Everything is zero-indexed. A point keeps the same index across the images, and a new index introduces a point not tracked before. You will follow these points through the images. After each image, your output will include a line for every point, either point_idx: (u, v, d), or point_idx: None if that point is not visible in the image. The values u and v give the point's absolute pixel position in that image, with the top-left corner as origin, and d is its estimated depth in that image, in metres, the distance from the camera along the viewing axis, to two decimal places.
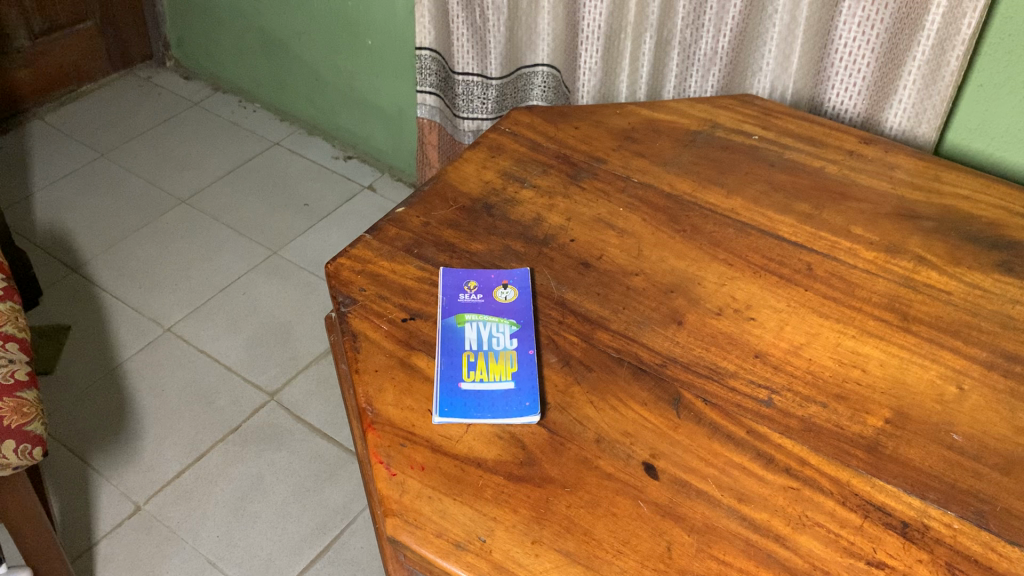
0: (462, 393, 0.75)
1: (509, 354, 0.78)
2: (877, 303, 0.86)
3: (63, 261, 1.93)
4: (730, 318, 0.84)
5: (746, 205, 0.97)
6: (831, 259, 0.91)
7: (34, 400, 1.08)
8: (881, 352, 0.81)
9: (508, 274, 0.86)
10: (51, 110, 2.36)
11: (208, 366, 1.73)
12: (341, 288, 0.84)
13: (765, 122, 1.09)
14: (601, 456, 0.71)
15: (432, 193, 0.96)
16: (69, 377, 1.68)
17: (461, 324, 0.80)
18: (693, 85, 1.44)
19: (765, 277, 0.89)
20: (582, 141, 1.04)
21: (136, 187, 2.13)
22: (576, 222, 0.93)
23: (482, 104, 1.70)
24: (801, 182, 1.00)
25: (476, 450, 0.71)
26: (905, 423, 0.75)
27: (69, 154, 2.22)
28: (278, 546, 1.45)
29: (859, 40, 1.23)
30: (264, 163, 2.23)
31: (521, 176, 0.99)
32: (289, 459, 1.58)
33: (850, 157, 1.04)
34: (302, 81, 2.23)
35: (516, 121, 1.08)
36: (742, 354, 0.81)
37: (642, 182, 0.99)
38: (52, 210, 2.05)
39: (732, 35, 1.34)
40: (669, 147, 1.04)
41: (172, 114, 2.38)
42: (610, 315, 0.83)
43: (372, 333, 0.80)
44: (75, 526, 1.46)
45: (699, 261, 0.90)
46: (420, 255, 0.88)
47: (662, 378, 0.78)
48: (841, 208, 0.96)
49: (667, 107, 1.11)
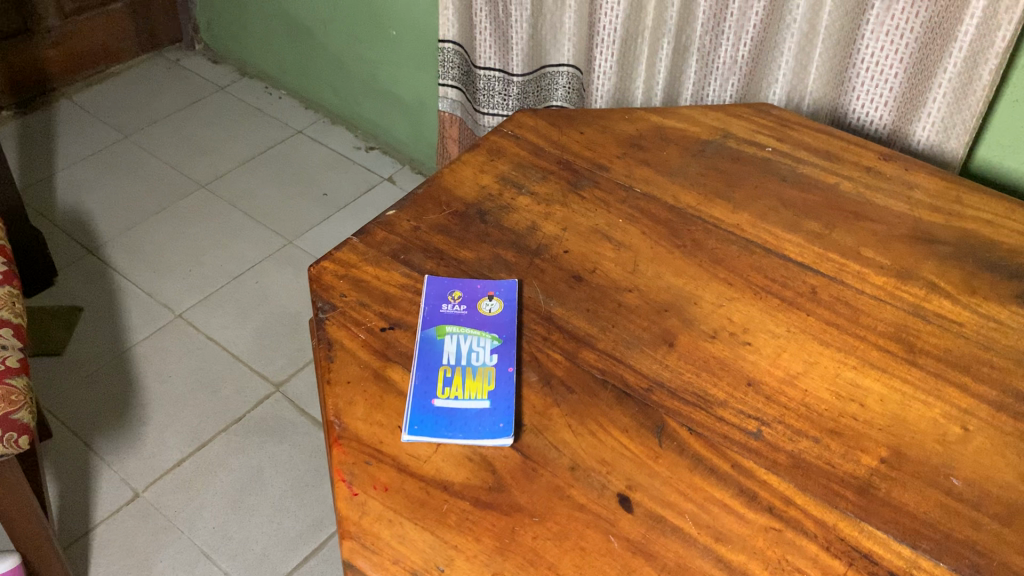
0: (433, 410, 0.72)
1: (487, 371, 0.75)
2: (882, 332, 0.82)
3: (81, 242, 1.93)
4: (725, 342, 0.80)
5: (752, 221, 0.92)
6: (838, 282, 0.86)
7: (24, 387, 1.07)
8: (882, 386, 0.77)
9: (495, 285, 0.82)
10: (78, 89, 2.37)
11: (216, 354, 1.72)
12: (322, 293, 0.81)
13: (780, 133, 1.04)
14: (575, 485, 0.68)
15: (425, 196, 0.93)
16: (78, 358, 1.69)
17: (441, 336, 0.77)
18: (712, 93, 1.39)
19: (766, 298, 0.84)
20: (585, 147, 1.00)
21: (156, 171, 2.13)
22: (572, 232, 0.90)
23: (503, 100, 1.67)
24: (813, 199, 0.95)
25: (443, 472, 0.68)
26: (901, 463, 0.71)
27: (93, 135, 2.22)
28: (274, 541, 1.43)
29: (888, 50, 1.18)
30: (286, 150, 2.22)
31: (519, 182, 0.95)
32: (291, 453, 1.56)
33: (867, 174, 0.99)
34: (327, 69, 2.21)
35: (520, 123, 1.04)
36: (734, 381, 0.77)
37: (646, 192, 0.95)
38: (73, 190, 2.05)
39: (752, 44, 1.30)
40: (677, 157, 1.00)
41: (197, 98, 2.38)
42: (598, 334, 0.80)
43: (348, 342, 0.77)
44: (72, 510, 1.45)
45: (698, 279, 0.86)
46: (406, 262, 0.85)
47: (646, 404, 0.74)
48: (853, 228, 0.92)
49: (678, 114, 1.07)
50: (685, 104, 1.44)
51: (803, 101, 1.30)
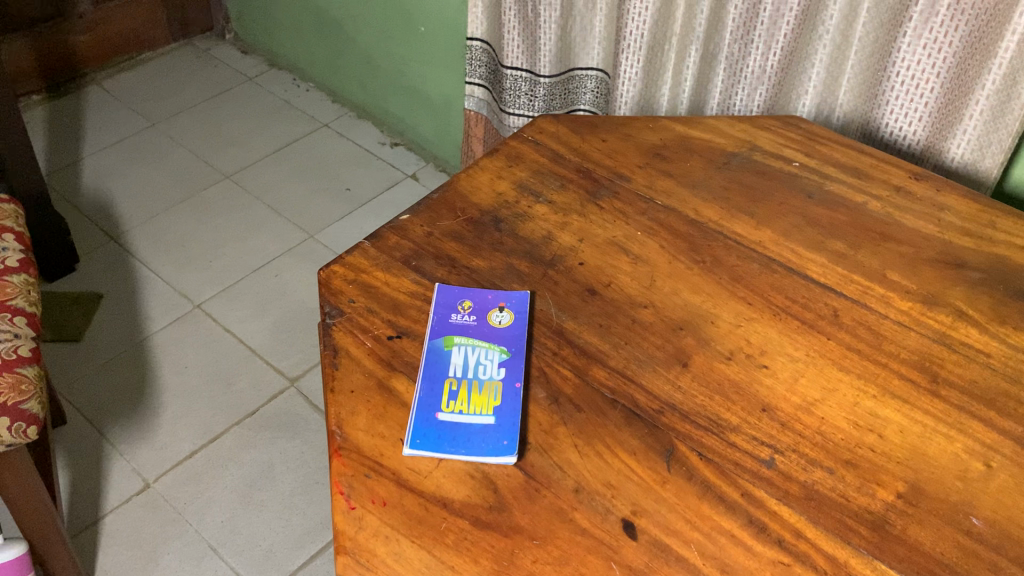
0: (437, 424, 0.70)
1: (494, 385, 0.73)
2: (905, 360, 0.79)
3: (103, 229, 1.94)
4: (741, 364, 0.78)
5: (775, 239, 0.90)
6: (861, 306, 0.84)
7: (35, 376, 1.07)
8: (902, 417, 0.75)
9: (506, 296, 0.81)
10: (108, 75, 2.38)
11: (232, 347, 1.71)
12: (330, 298, 0.80)
13: (808, 147, 1.01)
14: (578, 508, 0.66)
15: (440, 201, 0.91)
16: (95, 346, 1.69)
17: (448, 347, 0.76)
18: (739, 102, 1.37)
19: (785, 320, 0.82)
20: (607, 156, 0.98)
21: (182, 160, 2.13)
22: (588, 244, 0.87)
23: (528, 101, 1.65)
24: (838, 218, 0.92)
25: (444, 489, 0.67)
26: (918, 499, 0.69)
27: (121, 121, 2.23)
28: (281, 538, 1.42)
29: (925, 62, 1.14)
30: (311, 144, 2.21)
31: (537, 189, 0.93)
32: (302, 450, 1.55)
33: (896, 194, 0.96)
34: (355, 63, 2.20)
35: (540, 128, 1.02)
36: (748, 405, 0.75)
37: (667, 205, 0.93)
38: (98, 176, 2.06)
39: (782, 54, 1.27)
40: (700, 169, 0.97)
41: (226, 88, 2.38)
42: (610, 351, 0.78)
43: (354, 350, 0.76)
44: (82, 498, 1.45)
45: (716, 297, 0.83)
46: (417, 268, 0.83)
47: (656, 427, 0.72)
48: (879, 250, 0.89)
49: (704, 124, 1.04)
50: (711, 112, 1.42)
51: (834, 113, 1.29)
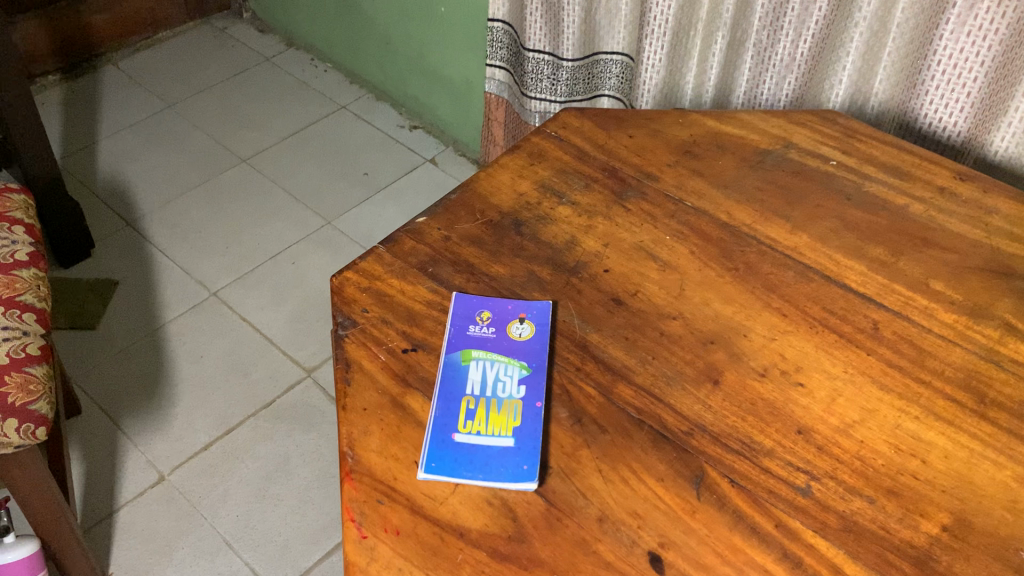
0: (453, 446, 0.67)
1: (513, 404, 0.70)
2: (950, 378, 0.75)
3: (119, 214, 1.91)
4: (774, 382, 0.74)
5: (812, 244, 0.85)
6: (902, 318, 0.79)
7: (44, 375, 1.04)
8: (947, 441, 0.70)
9: (527, 307, 0.77)
10: (124, 56, 2.35)
11: (249, 336, 1.68)
12: (342, 307, 0.76)
13: (846, 145, 0.96)
14: (602, 539, 0.62)
15: (458, 203, 0.87)
16: (110, 334, 1.67)
17: (465, 362, 0.72)
18: (766, 91, 1.31)
19: (823, 333, 0.78)
20: (634, 153, 0.94)
21: (198, 143, 2.10)
22: (614, 249, 0.83)
23: (551, 85, 1.60)
24: (879, 222, 0.87)
25: (460, 517, 0.63)
26: (965, 533, 0.65)
27: (137, 103, 2.20)
28: (296, 533, 1.40)
29: (969, 50, 1.08)
30: (328, 127, 2.17)
31: (560, 190, 0.89)
32: (318, 443, 1.52)
33: (940, 196, 0.90)
34: (373, 44, 2.16)
35: (564, 124, 0.97)
36: (782, 427, 0.71)
37: (697, 206, 0.88)
38: (114, 159, 2.03)
39: (813, 42, 1.21)
40: (732, 168, 0.92)
41: (242, 68, 2.34)
42: (636, 367, 0.74)
43: (367, 364, 0.72)
44: (97, 490, 1.44)
45: (749, 309, 0.79)
46: (434, 276, 0.79)
47: (685, 450, 0.68)
48: (922, 257, 0.84)
49: (737, 118, 0.99)
50: (738, 101, 1.36)
51: (868, 103, 1.24)
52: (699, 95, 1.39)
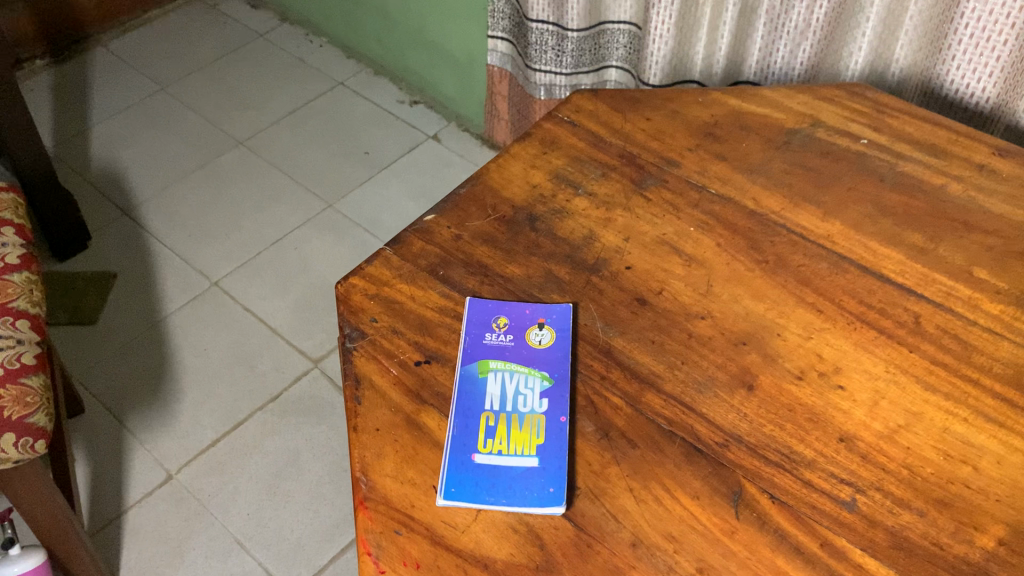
0: (473, 468, 0.62)
1: (536, 420, 0.65)
2: (999, 375, 0.70)
3: (115, 202, 1.86)
4: (813, 385, 0.69)
5: (845, 232, 0.80)
6: (945, 310, 0.74)
7: (41, 386, 1.00)
8: (1000, 445, 0.66)
9: (546, 310, 0.72)
10: (114, 37, 2.28)
11: (253, 327, 1.64)
12: (349, 317, 0.72)
13: (877, 121, 0.90)
14: (637, 566, 0.58)
15: (468, 198, 0.82)
16: (111, 329, 1.63)
17: (483, 374, 0.68)
18: (779, 59, 1.25)
19: (861, 329, 0.73)
20: (652, 137, 0.88)
21: (193, 126, 2.04)
22: (635, 243, 0.78)
23: (555, 57, 1.54)
24: (915, 205, 0.82)
25: (484, 546, 0.59)
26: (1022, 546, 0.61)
27: (129, 86, 2.14)
28: (309, 530, 1.37)
29: (997, 12, 1.01)
30: (326, 105, 2.10)
31: (576, 180, 0.84)
32: (328, 436, 1.49)
33: (979, 174, 0.85)
34: (370, 17, 2.08)
35: (577, 107, 0.92)
36: (824, 435, 0.66)
37: (721, 193, 0.83)
38: (108, 145, 1.98)
39: (829, 6, 1.14)
40: (757, 150, 0.87)
41: (236, 46, 2.27)
42: (665, 373, 0.69)
43: (378, 380, 0.68)
44: (104, 491, 1.40)
45: (782, 305, 0.74)
46: (446, 279, 0.75)
47: (720, 465, 0.64)
48: (963, 243, 0.79)
49: (760, 95, 0.94)
50: (749, 71, 1.30)
51: (889, 69, 1.19)
52: (710, 66, 1.33)
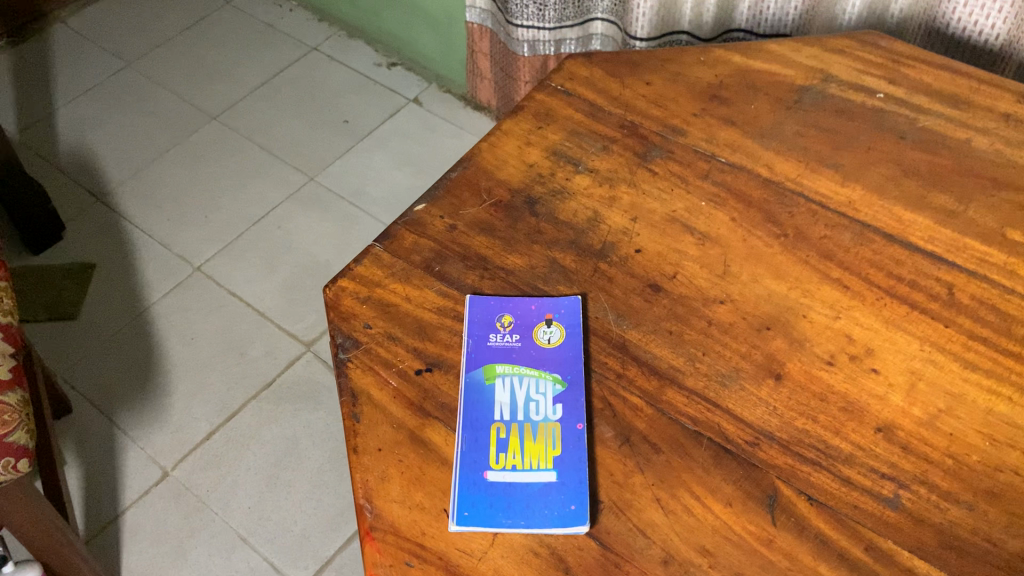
0: (486, 487, 0.58)
1: (550, 429, 0.60)
2: None
3: (87, 188, 1.78)
4: (844, 370, 0.64)
5: (867, 198, 0.74)
6: (980, 278, 0.69)
7: (18, 402, 0.95)
8: None
9: (553, 305, 0.67)
10: (73, 12, 2.17)
11: (240, 311, 1.58)
12: (341, 323, 0.66)
13: (892, 72, 0.84)
14: None
15: (461, 182, 0.76)
16: (94, 322, 1.56)
17: (490, 381, 0.63)
18: (772, 5, 1.18)
19: (893, 305, 0.68)
20: (654, 103, 0.82)
21: (163, 102, 1.95)
22: (644, 223, 0.73)
23: (538, 12, 1.45)
24: (940, 163, 0.77)
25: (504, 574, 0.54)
26: None
27: (93, 64, 2.04)
28: (313, 520, 1.33)
29: None
30: (300, 72, 2.02)
31: (575, 156, 0.78)
32: (327, 421, 1.44)
33: (1006, 124, 0.79)
34: None
35: (571, 74, 0.86)
36: (860, 426, 0.61)
37: (732, 162, 0.77)
38: (76, 128, 1.89)
39: None
40: (767, 113, 0.81)
41: (202, 15, 2.17)
42: (685, 366, 0.64)
43: (376, 394, 0.62)
44: (99, 493, 1.36)
45: (805, 283, 0.69)
46: (443, 275, 0.69)
47: (752, 465, 0.60)
48: (994, 203, 0.74)
49: (765, 50, 0.87)
50: (741, 19, 1.22)
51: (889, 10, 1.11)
52: (699, 16, 1.26)
